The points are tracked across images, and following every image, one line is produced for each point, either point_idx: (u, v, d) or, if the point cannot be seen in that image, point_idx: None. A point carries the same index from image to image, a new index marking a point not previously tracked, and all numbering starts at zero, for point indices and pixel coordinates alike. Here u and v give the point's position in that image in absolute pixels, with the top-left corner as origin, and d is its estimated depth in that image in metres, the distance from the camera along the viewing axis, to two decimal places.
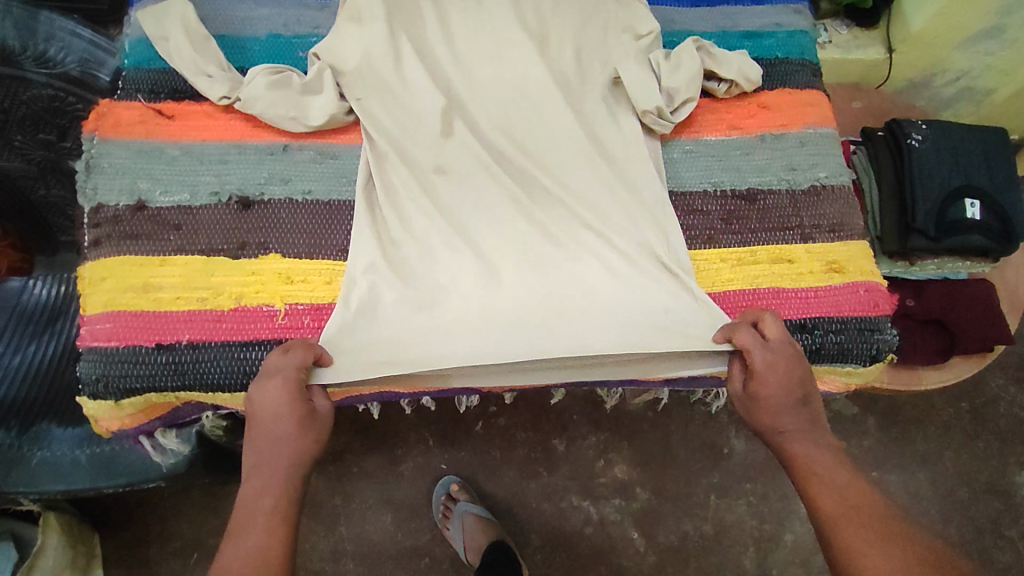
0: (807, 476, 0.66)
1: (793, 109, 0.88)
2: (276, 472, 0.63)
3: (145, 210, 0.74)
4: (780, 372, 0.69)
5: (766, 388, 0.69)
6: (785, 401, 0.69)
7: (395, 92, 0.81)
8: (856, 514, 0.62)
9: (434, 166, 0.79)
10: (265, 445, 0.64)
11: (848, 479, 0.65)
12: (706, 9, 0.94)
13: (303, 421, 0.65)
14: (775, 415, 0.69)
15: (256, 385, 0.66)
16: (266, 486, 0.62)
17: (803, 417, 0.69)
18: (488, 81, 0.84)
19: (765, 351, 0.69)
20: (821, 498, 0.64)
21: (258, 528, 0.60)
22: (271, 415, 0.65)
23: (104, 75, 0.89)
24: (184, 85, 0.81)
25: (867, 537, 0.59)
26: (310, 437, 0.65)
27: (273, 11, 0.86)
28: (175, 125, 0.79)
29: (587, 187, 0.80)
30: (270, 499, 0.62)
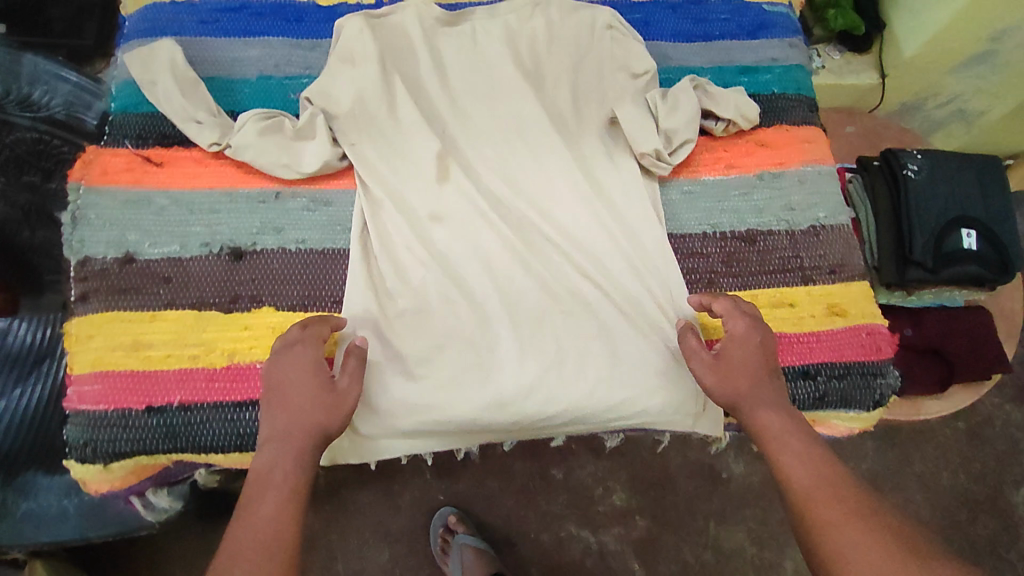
0: (774, 447, 0.66)
1: (790, 146, 0.87)
2: (291, 446, 0.61)
3: (134, 263, 0.72)
4: (756, 339, 0.71)
5: (738, 349, 0.70)
6: (754, 366, 0.69)
7: (390, 137, 0.79)
8: (829, 489, 0.61)
9: (430, 214, 0.77)
10: (281, 418, 0.63)
11: (823, 459, 0.64)
12: (703, 44, 0.92)
13: (322, 394, 0.64)
14: (747, 377, 0.69)
15: (277, 353, 0.65)
16: (277, 459, 0.61)
17: (769, 386, 0.69)
18: (484, 126, 0.83)
19: (745, 317, 0.72)
20: (793, 473, 0.63)
21: (270, 500, 0.58)
22: (289, 386, 0.64)
23: (92, 118, 0.91)
24: (172, 130, 0.79)
25: (841, 514, 0.59)
26: (329, 412, 0.63)
27: (264, 51, 0.84)
28: (164, 173, 0.77)
29: (585, 234, 0.79)
30: (282, 474, 0.60)
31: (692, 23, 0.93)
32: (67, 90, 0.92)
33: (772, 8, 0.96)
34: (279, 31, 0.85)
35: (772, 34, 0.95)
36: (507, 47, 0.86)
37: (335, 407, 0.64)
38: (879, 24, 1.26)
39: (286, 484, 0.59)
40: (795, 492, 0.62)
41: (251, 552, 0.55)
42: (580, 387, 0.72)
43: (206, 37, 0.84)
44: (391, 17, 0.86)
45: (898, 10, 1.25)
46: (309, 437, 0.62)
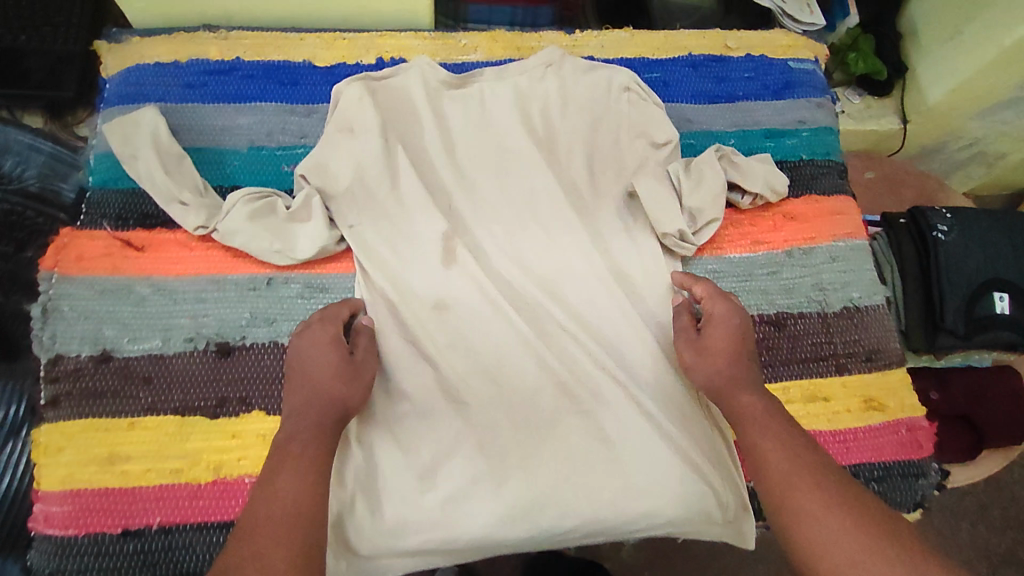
0: (748, 427, 0.59)
1: (821, 219, 0.81)
2: (312, 418, 0.56)
3: (111, 361, 0.66)
4: (734, 321, 0.66)
5: (721, 333, 0.66)
6: (734, 349, 0.64)
7: (392, 216, 0.73)
8: (810, 470, 0.54)
9: (435, 302, 0.71)
10: (301, 391, 0.58)
11: (800, 438, 0.57)
12: (726, 105, 0.86)
13: (341, 365, 0.61)
14: (727, 360, 0.64)
15: (297, 333, 0.63)
16: (296, 432, 0.55)
17: (751, 370, 0.64)
18: (494, 202, 0.77)
19: (725, 298, 0.68)
20: (771, 454, 0.56)
21: (289, 471, 0.52)
22: (307, 360, 0.61)
23: (68, 188, 0.87)
24: (155, 209, 0.72)
25: (820, 499, 0.52)
26: (350, 382, 0.60)
27: (255, 118, 0.78)
28: (145, 258, 0.70)
29: (602, 321, 0.73)
30: (301, 447, 0.54)
31: (714, 83, 0.87)
32: (40, 161, 0.88)
33: (797, 65, 0.91)
34: (272, 95, 0.79)
35: (797, 93, 0.89)
36: (520, 114, 0.80)
37: (356, 377, 0.61)
38: (902, 69, 1.21)
39: (307, 459, 0.53)
40: (771, 474, 0.55)
41: (273, 521, 0.49)
42: (596, 499, 0.65)
43: (193, 103, 0.77)
44: (393, 79, 0.80)
45: (922, 54, 1.19)
46: (330, 412, 0.58)
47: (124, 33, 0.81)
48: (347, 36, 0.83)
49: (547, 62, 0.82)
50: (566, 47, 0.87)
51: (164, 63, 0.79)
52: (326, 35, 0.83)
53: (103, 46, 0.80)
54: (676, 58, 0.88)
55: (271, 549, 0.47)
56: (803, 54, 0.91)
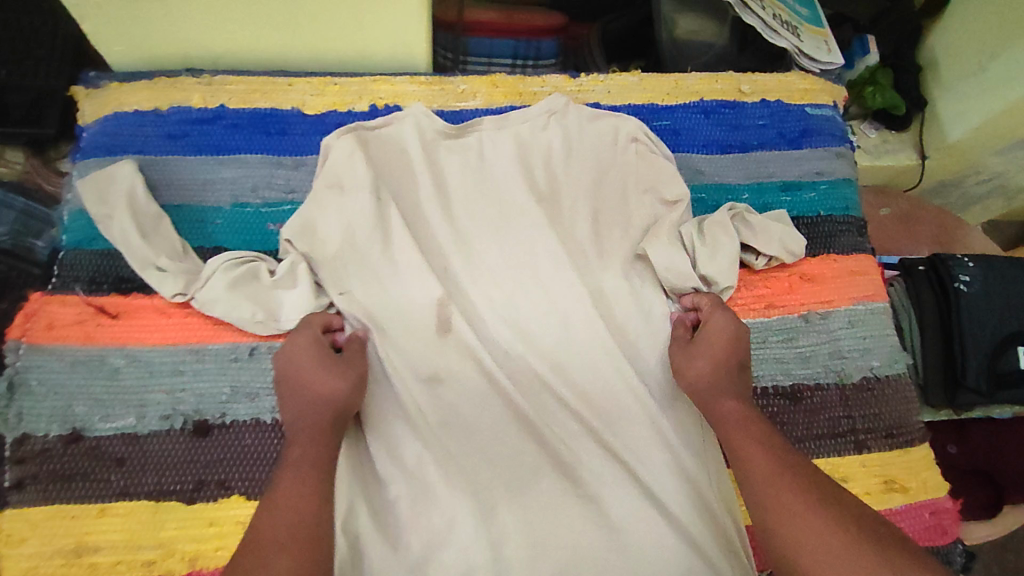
0: (728, 432, 0.59)
1: (839, 280, 0.77)
2: (312, 420, 0.57)
3: (80, 442, 0.62)
4: (731, 329, 0.67)
5: (712, 337, 0.66)
6: (723, 353, 0.65)
7: (386, 279, 0.69)
8: (792, 476, 0.52)
9: (428, 376, 0.67)
10: (295, 395, 0.59)
11: (784, 446, 0.56)
12: (739, 156, 0.82)
13: (332, 364, 0.61)
14: (710, 363, 0.64)
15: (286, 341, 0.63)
16: (295, 436, 0.55)
17: (736, 377, 0.63)
18: (492, 261, 0.72)
19: (727, 312, 0.69)
20: (753, 460, 0.55)
21: (285, 479, 0.51)
22: (297, 365, 0.61)
23: (41, 244, 0.87)
24: (132, 272, 0.68)
25: (799, 500, 0.50)
26: (341, 375, 0.60)
27: (239, 171, 0.73)
28: (120, 326, 0.66)
29: (606, 396, 0.69)
30: (299, 450, 0.54)
31: (726, 131, 0.83)
32: (11, 217, 0.87)
33: (814, 111, 0.86)
34: (258, 146, 0.75)
35: (813, 141, 0.84)
36: (524, 165, 0.76)
37: (347, 371, 0.61)
38: (921, 104, 1.16)
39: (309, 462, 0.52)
40: (758, 472, 0.54)
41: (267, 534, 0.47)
42: None
43: (174, 155, 0.73)
44: (387, 128, 0.76)
45: (942, 88, 1.14)
46: (326, 413, 0.57)
47: (104, 78, 0.77)
48: (337, 80, 0.79)
49: (551, 109, 0.77)
50: (569, 92, 0.82)
51: (144, 110, 0.75)
52: (316, 80, 0.78)
53: (80, 91, 0.76)
54: (687, 104, 0.83)
55: (276, 555, 0.45)
56: (821, 99, 0.87)
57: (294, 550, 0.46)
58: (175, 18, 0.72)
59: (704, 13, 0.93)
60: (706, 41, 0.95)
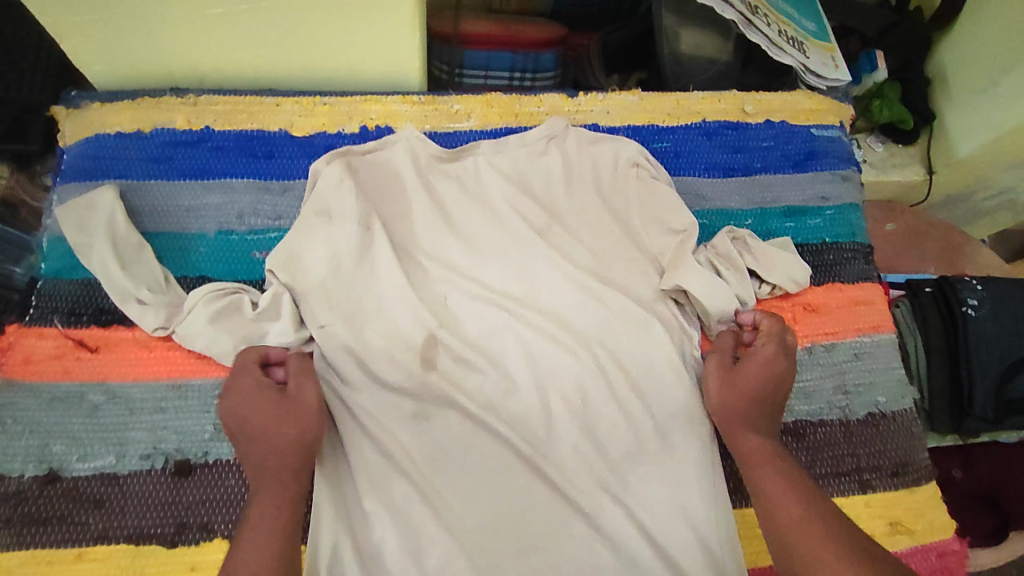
0: (754, 469, 0.60)
1: (844, 310, 0.75)
2: (271, 479, 0.55)
3: (56, 483, 0.60)
4: (779, 368, 0.65)
5: (757, 373, 0.65)
6: (764, 394, 0.64)
7: (374, 313, 0.67)
8: (820, 525, 0.53)
9: (414, 412, 0.65)
10: (250, 452, 0.56)
11: (808, 485, 0.57)
12: (742, 180, 0.79)
13: (275, 410, 0.58)
14: (747, 396, 0.64)
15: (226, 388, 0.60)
16: (254, 496, 0.53)
17: (769, 415, 0.64)
18: (484, 292, 0.70)
19: (783, 351, 0.66)
20: (781, 505, 0.56)
21: (254, 544, 0.50)
22: (238, 420, 0.57)
23: (21, 272, 0.86)
24: (112, 303, 0.66)
25: (831, 550, 0.50)
26: (286, 423, 0.57)
27: (225, 197, 0.71)
28: (100, 360, 0.64)
29: (605, 434, 0.65)
30: (259, 511, 0.52)
31: (729, 154, 0.80)
32: None
33: (820, 132, 0.83)
34: (244, 170, 0.72)
35: (819, 164, 0.81)
36: (522, 190, 0.74)
37: (299, 418, 0.58)
38: (929, 119, 1.13)
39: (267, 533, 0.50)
40: (780, 513, 0.55)
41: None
42: None
43: (157, 179, 0.71)
44: (380, 153, 0.74)
45: (952, 102, 1.11)
46: (280, 469, 0.55)
47: (84, 97, 0.74)
48: (327, 100, 0.76)
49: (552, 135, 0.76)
50: (567, 113, 0.80)
51: (126, 132, 0.72)
52: (305, 100, 0.76)
53: (60, 111, 0.74)
54: (688, 125, 0.80)
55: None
56: (828, 119, 0.84)
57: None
58: (160, 37, 0.69)
59: (706, 28, 0.90)
60: (708, 57, 0.92)
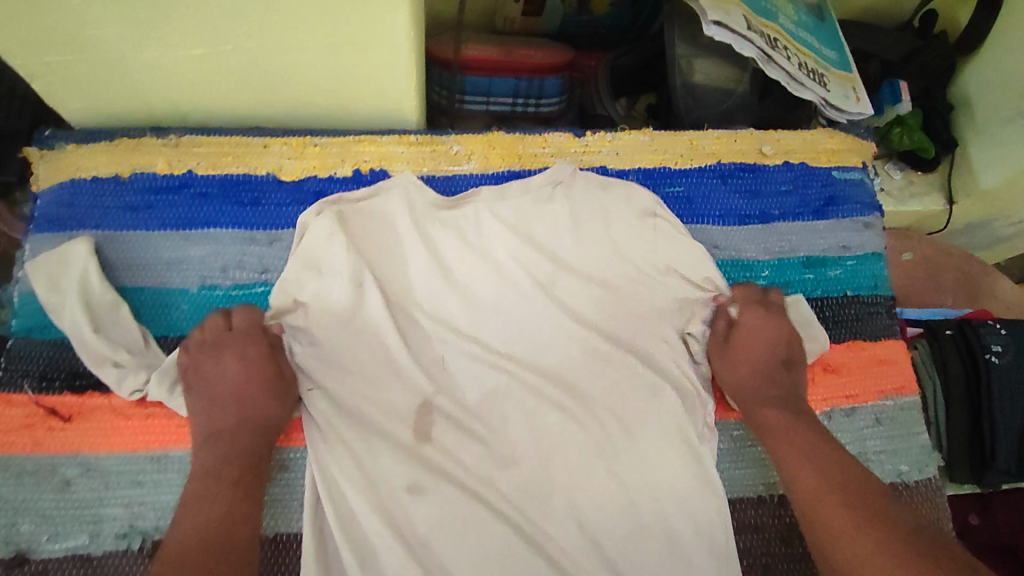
0: (774, 443, 0.62)
1: (864, 371, 0.71)
2: (247, 443, 0.58)
3: (25, 566, 0.56)
4: (773, 328, 0.67)
5: (751, 342, 0.67)
6: (763, 358, 0.66)
7: (364, 376, 0.63)
8: (839, 491, 0.57)
9: (407, 484, 0.60)
10: (233, 414, 0.59)
11: (830, 453, 0.60)
12: (759, 227, 0.74)
13: (267, 381, 0.61)
14: (748, 368, 0.66)
15: (215, 347, 0.62)
16: (227, 455, 0.57)
17: (777, 381, 0.66)
18: (482, 350, 0.66)
19: (770, 316, 0.68)
20: (803, 472, 0.59)
21: (225, 495, 0.54)
22: (229, 381, 0.60)
23: None
24: (88, 366, 0.62)
25: (849, 519, 0.54)
26: (275, 398, 0.61)
27: (208, 249, 0.67)
28: (74, 430, 0.60)
29: (609, 502, 0.62)
30: (235, 468, 0.56)
31: (745, 199, 0.75)
32: None
33: (842, 175, 0.78)
34: (228, 219, 0.68)
35: (839, 210, 0.77)
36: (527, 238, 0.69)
37: (287, 395, 0.61)
38: (950, 146, 1.08)
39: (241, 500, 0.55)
40: (801, 487, 0.58)
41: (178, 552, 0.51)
42: None
43: (135, 229, 0.67)
44: (376, 199, 0.69)
45: (975, 129, 1.06)
46: (263, 436, 0.59)
47: (58, 137, 0.69)
48: (319, 141, 0.72)
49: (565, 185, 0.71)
50: (573, 154, 0.75)
51: (103, 177, 0.68)
52: (294, 141, 0.71)
53: (33, 153, 0.69)
54: (702, 167, 0.76)
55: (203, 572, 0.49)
56: (850, 161, 0.79)
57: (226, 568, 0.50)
58: (139, 76, 0.64)
59: (719, 59, 0.85)
60: (719, 88, 0.86)
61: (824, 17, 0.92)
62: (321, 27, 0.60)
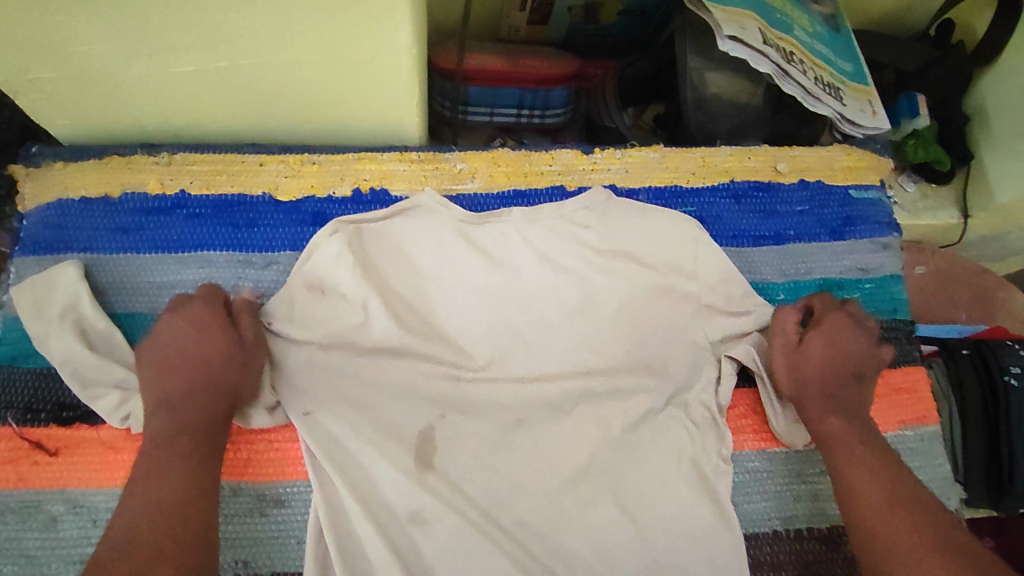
0: (835, 451, 0.57)
1: (883, 399, 0.68)
2: (203, 414, 0.53)
3: None
4: (846, 334, 0.62)
5: (825, 346, 0.62)
6: (835, 364, 0.61)
7: (363, 404, 0.60)
8: (903, 511, 0.51)
9: (409, 514, 0.57)
10: (187, 380, 0.54)
11: (895, 474, 0.54)
12: (774, 249, 0.72)
13: (228, 349, 0.56)
14: (820, 372, 0.61)
15: (174, 310, 0.57)
16: (183, 429, 0.51)
17: (849, 393, 0.60)
18: (486, 374, 0.63)
19: (852, 326, 0.63)
20: (866, 487, 0.53)
21: (174, 475, 0.49)
22: (185, 345, 0.56)
23: None
24: (74, 397, 0.59)
25: (912, 540, 0.49)
26: (236, 367, 0.56)
27: (202, 272, 0.64)
28: (59, 465, 0.57)
29: (617, 538, 0.59)
30: (192, 445, 0.51)
31: (759, 219, 0.73)
32: None
33: (859, 194, 0.76)
34: (223, 241, 0.65)
35: (858, 230, 0.74)
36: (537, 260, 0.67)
37: (247, 367, 0.57)
38: (966, 158, 1.05)
39: (193, 475, 0.49)
40: (859, 504, 0.53)
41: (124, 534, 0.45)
42: None
43: (126, 252, 0.64)
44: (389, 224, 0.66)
45: (992, 141, 1.03)
46: (219, 406, 0.54)
47: (45, 154, 0.67)
48: (316, 159, 0.69)
49: (589, 206, 0.68)
50: (580, 172, 0.72)
51: (91, 197, 0.66)
52: (292, 158, 0.69)
53: (19, 170, 0.67)
54: (716, 186, 0.73)
55: (149, 561, 0.44)
56: (867, 179, 0.76)
57: (179, 555, 0.45)
58: (128, 93, 0.62)
59: (733, 72, 0.81)
60: (731, 101, 0.83)
61: (839, 27, 0.89)
62: (321, 44, 0.57)
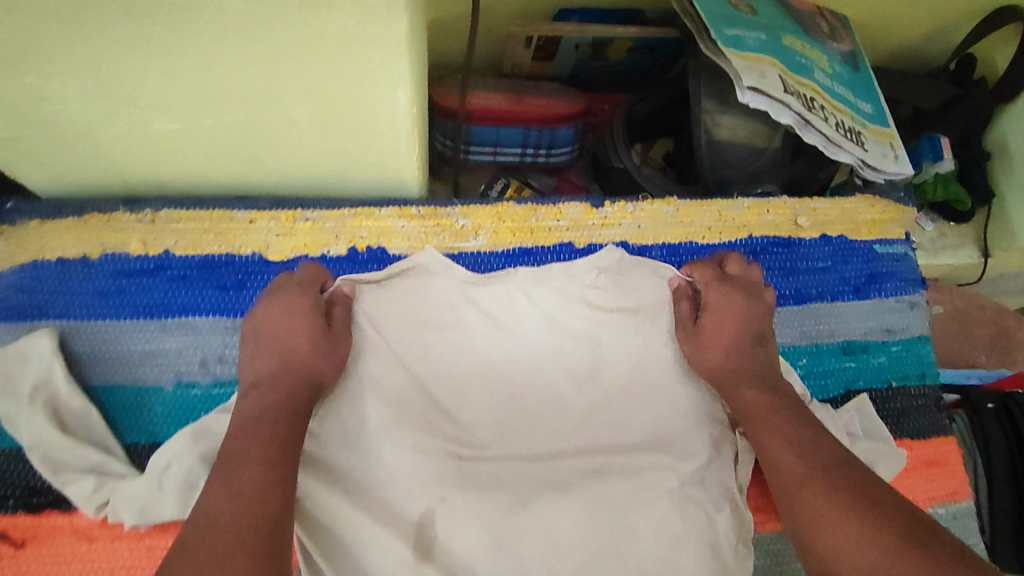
0: (757, 425, 0.55)
1: (912, 472, 0.64)
2: (282, 399, 0.52)
3: None
4: (737, 307, 0.61)
5: (720, 321, 0.60)
6: (734, 336, 0.60)
7: (360, 485, 0.56)
8: (828, 477, 0.49)
9: None
10: (273, 367, 0.54)
11: (815, 441, 0.52)
12: (796, 309, 0.67)
13: (318, 337, 0.56)
14: (724, 349, 0.59)
15: (267, 297, 0.58)
16: (262, 412, 0.50)
17: (756, 361, 0.59)
18: (494, 448, 0.59)
19: (733, 290, 0.61)
20: (782, 461, 0.52)
21: (258, 455, 0.47)
22: (279, 332, 0.56)
23: None
24: (45, 481, 0.54)
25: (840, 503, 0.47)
26: (322, 355, 0.56)
27: (184, 339, 0.60)
28: (27, 557, 0.53)
29: None
30: (270, 427, 0.49)
31: (779, 278, 0.69)
32: None
33: (884, 249, 0.72)
34: (208, 305, 0.61)
35: (882, 288, 0.70)
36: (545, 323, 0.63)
37: (330, 354, 0.56)
38: (987, 198, 1.01)
39: (277, 453, 0.47)
40: (787, 477, 0.51)
41: (195, 526, 0.43)
42: None
43: (105, 318, 0.60)
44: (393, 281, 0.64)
45: (1013, 180, 1.00)
46: (304, 392, 0.53)
47: (20, 211, 0.63)
48: (310, 216, 0.65)
49: (599, 266, 0.65)
50: (590, 228, 0.68)
51: (69, 258, 0.62)
52: (284, 215, 0.65)
53: None
54: (734, 243, 0.69)
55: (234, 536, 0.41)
56: (892, 233, 0.72)
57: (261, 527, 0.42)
58: (110, 149, 0.57)
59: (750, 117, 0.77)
60: (747, 147, 0.79)
61: (859, 65, 0.85)
62: (322, 103, 0.53)
